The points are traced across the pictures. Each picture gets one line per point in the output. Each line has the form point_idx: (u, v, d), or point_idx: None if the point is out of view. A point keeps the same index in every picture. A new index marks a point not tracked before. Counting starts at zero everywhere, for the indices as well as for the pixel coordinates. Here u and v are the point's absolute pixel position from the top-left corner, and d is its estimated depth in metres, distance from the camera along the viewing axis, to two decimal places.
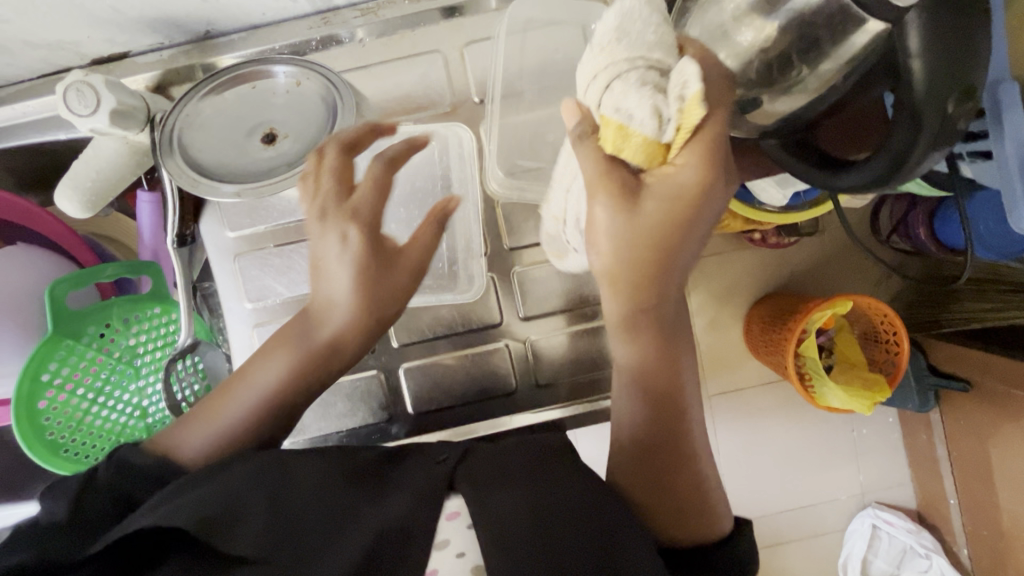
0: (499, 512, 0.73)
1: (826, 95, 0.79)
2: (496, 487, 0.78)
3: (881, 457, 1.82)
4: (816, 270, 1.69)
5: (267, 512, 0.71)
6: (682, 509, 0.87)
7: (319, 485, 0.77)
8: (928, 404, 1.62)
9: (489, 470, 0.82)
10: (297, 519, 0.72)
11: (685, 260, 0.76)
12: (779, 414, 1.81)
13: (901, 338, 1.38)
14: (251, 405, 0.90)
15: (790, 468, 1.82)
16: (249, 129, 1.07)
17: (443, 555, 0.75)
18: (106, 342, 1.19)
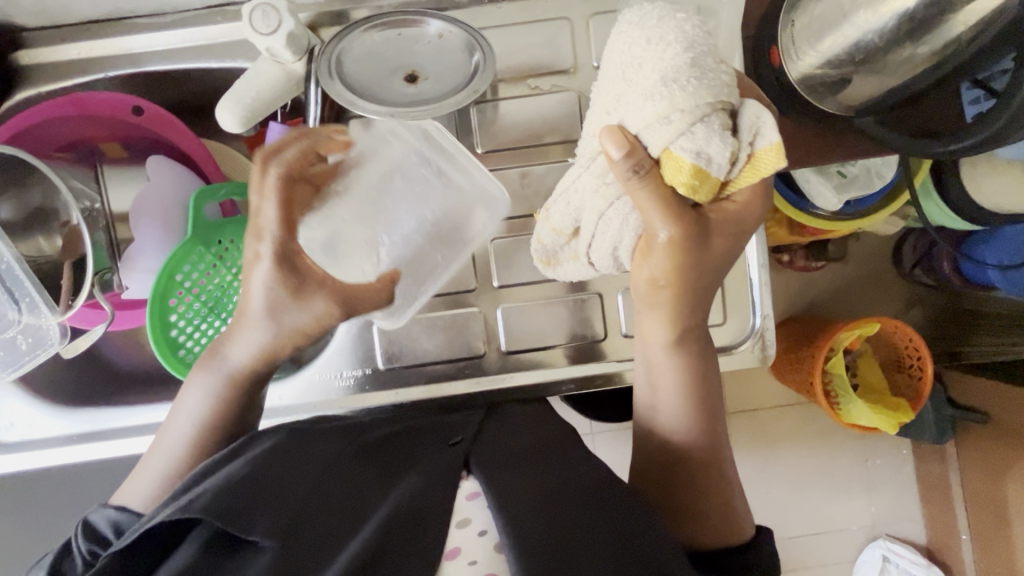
0: (506, 493, 0.57)
1: (950, 50, 0.53)
2: (501, 469, 0.63)
3: (894, 489, 1.82)
4: (839, 295, 1.74)
5: (276, 501, 0.56)
6: (709, 507, 0.67)
7: (327, 466, 0.62)
8: (945, 436, 1.63)
9: (495, 454, 0.66)
10: (316, 504, 0.57)
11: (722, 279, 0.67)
12: (797, 438, 1.81)
13: (926, 361, 1.42)
14: (178, 440, 0.64)
15: (804, 497, 1.81)
16: (397, 66, 0.66)
17: (464, 535, 0.56)
18: (232, 260, 0.71)
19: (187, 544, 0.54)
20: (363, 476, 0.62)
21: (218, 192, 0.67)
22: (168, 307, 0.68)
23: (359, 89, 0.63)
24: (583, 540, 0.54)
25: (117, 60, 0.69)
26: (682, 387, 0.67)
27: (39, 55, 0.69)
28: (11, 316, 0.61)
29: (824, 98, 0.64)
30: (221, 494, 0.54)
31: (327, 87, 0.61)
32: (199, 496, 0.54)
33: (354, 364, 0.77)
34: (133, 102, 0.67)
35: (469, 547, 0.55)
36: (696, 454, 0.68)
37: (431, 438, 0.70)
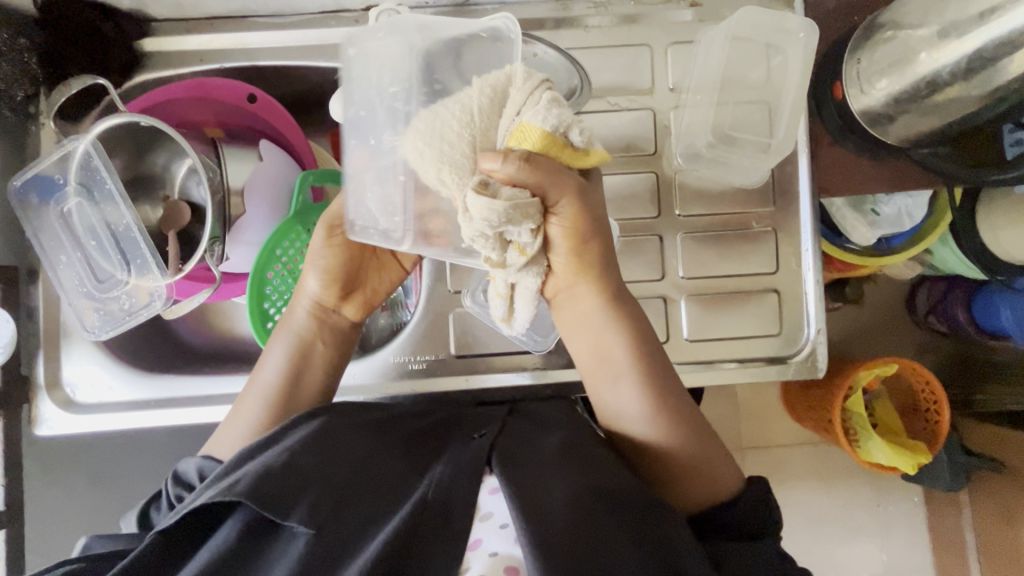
0: (516, 492, 0.57)
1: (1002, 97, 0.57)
2: (522, 465, 0.61)
3: (906, 537, 1.81)
4: (856, 338, 1.78)
5: (310, 488, 0.57)
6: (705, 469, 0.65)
7: (355, 457, 0.61)
8: (959, 483, 1.63)
9: (519, 450, 0.64)
10: (345, 496, 0.57)
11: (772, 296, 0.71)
12: (810, 478, 1.81)
13: (943, 405, 1.45)
14: (271, 385, 0.68)
15: (817, 539, 1.79)
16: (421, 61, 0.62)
17: (486, 527, 0.60)
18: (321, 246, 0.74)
19: (230, 524, 0.57)
20: (393, 469, 0.61)
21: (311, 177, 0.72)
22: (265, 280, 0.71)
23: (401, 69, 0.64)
24: (603, 548, 0.53)
25: (235, 54, 0.75)
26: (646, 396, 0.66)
27: (159, 44, 0.75)
28: (119, 276, 0.67)
29: (880, 128, 0.66)
30: (262, 479, 0.55)
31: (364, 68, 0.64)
32: (240, 479, 0.56)
33: (424, 350, 0.78)
34: (249, 90, 0.73)
35: (490, 538, 0.59)
36: (671, 441, 0.65)
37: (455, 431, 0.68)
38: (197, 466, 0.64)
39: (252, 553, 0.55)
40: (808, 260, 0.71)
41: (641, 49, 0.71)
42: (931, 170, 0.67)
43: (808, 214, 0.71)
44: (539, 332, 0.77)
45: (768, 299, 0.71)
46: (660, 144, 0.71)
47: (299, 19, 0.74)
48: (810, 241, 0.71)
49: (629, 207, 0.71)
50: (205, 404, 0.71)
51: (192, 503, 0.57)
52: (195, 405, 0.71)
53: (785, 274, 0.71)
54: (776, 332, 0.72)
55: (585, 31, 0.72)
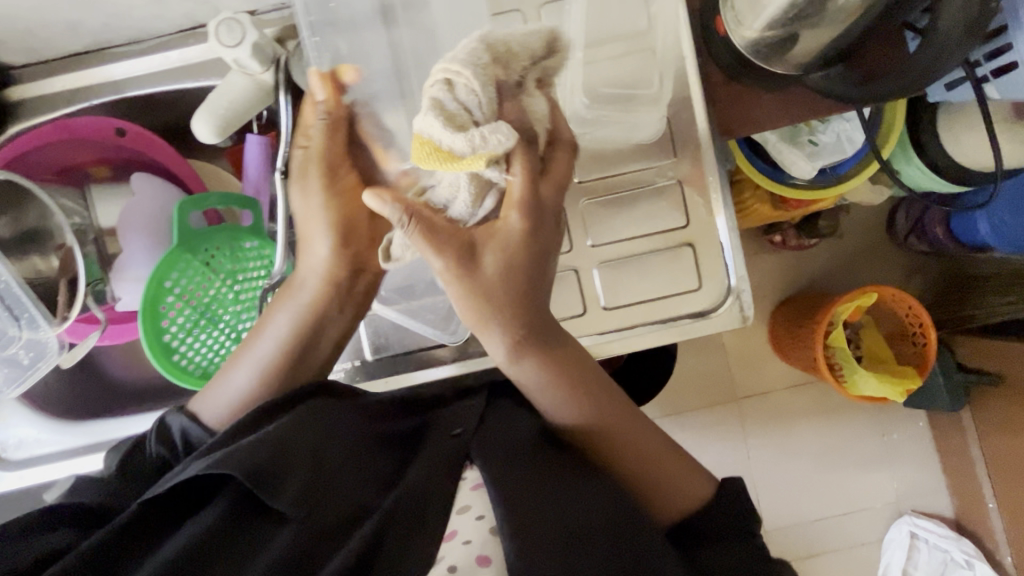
0: (500, 474, 0.55)
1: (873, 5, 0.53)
2: (501, 449, 0.59)
3: (914, 462, 1.79)
4: (837, 271, 1.74)
5: (307, 470, 0.53)
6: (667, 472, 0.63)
7: (347, 446, 0.57)
8: (958, 403, 1.60)
9: (499, 433, 0.61)
10: (331, 477, 0.54)
11: (685, 251, 0.68)
12: (808, 418, 1.79)
13: (927, 327, 1.41)
14: (269, 355, 0.64)
15: (824, 477, 1.79)
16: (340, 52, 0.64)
17: (463, 519, 0.56)
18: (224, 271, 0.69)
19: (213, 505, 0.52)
20: (381, 465, 0.58)
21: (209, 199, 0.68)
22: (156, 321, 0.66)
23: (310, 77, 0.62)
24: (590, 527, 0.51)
25: (104, 88, 0.73)
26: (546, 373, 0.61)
27: (28, 91, 0.73)
28: (10, 332, 0.67)
29: (774, 61, 0.62)
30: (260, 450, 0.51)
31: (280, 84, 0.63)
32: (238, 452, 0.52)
33: (346, 356, 0.77)
34: (118, 124, 0.72)
35: (466, 529, 0.55)
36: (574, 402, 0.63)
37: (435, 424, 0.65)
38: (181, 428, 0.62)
39: (229, 539, 0.49)
40: (718, 209, 0.68)
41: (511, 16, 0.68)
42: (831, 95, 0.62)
43: (711, 159, 0.67)
44: (445, 326, 0.75)
45: (683, 254, 0.69)
46: None
47: (158, 39, 0.71)
48: (718, 189, 0.68)
49: None
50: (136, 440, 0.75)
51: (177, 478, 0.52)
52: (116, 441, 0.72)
53: (697, 226, 0.69)
54: (695, 286, 0.69)
55: None
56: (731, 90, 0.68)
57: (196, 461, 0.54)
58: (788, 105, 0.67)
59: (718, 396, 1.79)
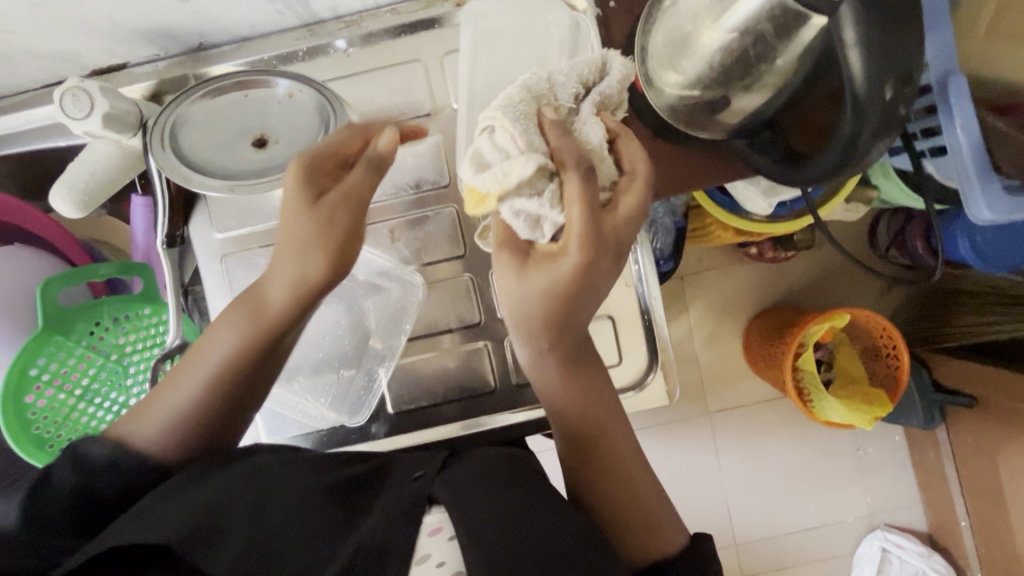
0: (479, 519, 0.45)
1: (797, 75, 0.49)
2: (477, 493, 0.49)
3: (889, 476, 1.76)
4: (815, 284, 1.68)
5: (244, 528, 0.45)
6: (651, 513, 0.55)
7: (291, 493, 0.49)
8: (933, 421, 1.56)
9: (473, 469, 0.53)
10: (270, 537, 0.45)
11: (604, 325, 0.63)
12: (781, 432, 1.76)
13: (901, 349, 1.35)
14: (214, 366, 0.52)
15: (796, 490, 1.76)
16: (244, 132, 0.57)
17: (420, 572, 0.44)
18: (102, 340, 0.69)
19: None
20: (328, 509, 0.48)
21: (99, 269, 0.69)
22: (23, 405, 0.65)
23: (201, 165, 0.54)
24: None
25: None
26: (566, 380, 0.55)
27: None
28: None
29: (698, 124, 0.56)
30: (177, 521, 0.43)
31: (160, 163, 0.52)
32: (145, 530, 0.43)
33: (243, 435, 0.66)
34: None
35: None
36: (566, 409, 0.56)
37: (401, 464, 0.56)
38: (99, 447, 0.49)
39: None
40: (639, 276, 0.64)
41: (410, 67, 0.61)
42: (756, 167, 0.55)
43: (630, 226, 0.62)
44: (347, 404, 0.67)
45: (600, 327, 0.64)
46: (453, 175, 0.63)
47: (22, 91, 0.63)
48: (639, 257, 0.63)
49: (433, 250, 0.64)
50: None
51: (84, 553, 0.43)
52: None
53: (616, 298, 0.63)
54: (615, 362, 0.64)
55: (343, 56, 0.61)
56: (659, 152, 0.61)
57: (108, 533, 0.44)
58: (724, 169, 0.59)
59: (689, 410, 1.76)
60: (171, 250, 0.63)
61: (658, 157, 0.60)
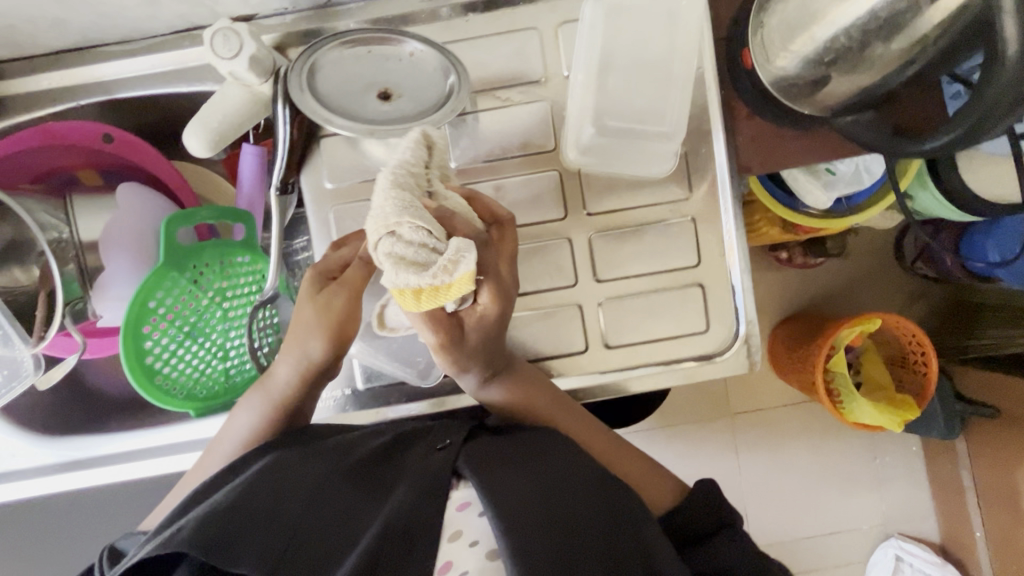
0: (500, 505, 0.50)
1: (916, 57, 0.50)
2: (496, 474, 0.53)
3: (905, 486, 1.76)
4: (843, 291, 1.67)
5: (264, 525, 0.50)
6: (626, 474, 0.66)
7: (308, 485, 0.54)
8: (954, 433, 1.55)
9: (490, 446, 0.57)
10: (299, 522, 0.50)
11: (695, 292, 0.66)
12: (801, 439, 1.75)
13: (931, 356, 1.37)
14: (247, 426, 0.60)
15: (811, 496, 1.75)
16: (369, 84, 0.59)
17: (457, 546, 0.51)
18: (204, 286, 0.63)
19: None
20: (348, 493, 0.53)
21: (199, 213, 0.62)
22: (142, 349, 0.60)
23: (338, 108, 0.56)
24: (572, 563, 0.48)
25: (93, 88, 0.64)
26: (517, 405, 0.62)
27: (8, 88, 0.63)
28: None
29: (800, 98, 0.59)
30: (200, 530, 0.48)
31: (299, 103, 0.55)
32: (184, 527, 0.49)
33: (339, 382, 0.70)
34: (103, 129, 0.61)
35: (461, 559, 0.50)
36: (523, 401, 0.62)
37: (420, 439, 0.61)
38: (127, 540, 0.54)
39: None
40: (733, 247, 0.65)
41: (527, 34, 0.63)
42: (862, 144, 0.57)
43: (727, 197, 0.64)
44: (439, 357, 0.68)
45: (690, 294, 0.66)
46: (558, 138, 0.64)
47: (165, 31, 0.62)
48: (733, 228, 0.65)
49: (534, 211, 0.65)
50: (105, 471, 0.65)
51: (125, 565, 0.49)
52: (134, 460, 0.65)
53: (708, 267, 0.66)
54: (703, 328, 0.66)
55: (462, 19, 0.64)
56: (759, 130, 0.64)
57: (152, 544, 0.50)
58: (818, 144, 0.64)
59: (709, 410, 1.74)
60: (282, 196, 0.63)
61: (762, 136, 0.64)
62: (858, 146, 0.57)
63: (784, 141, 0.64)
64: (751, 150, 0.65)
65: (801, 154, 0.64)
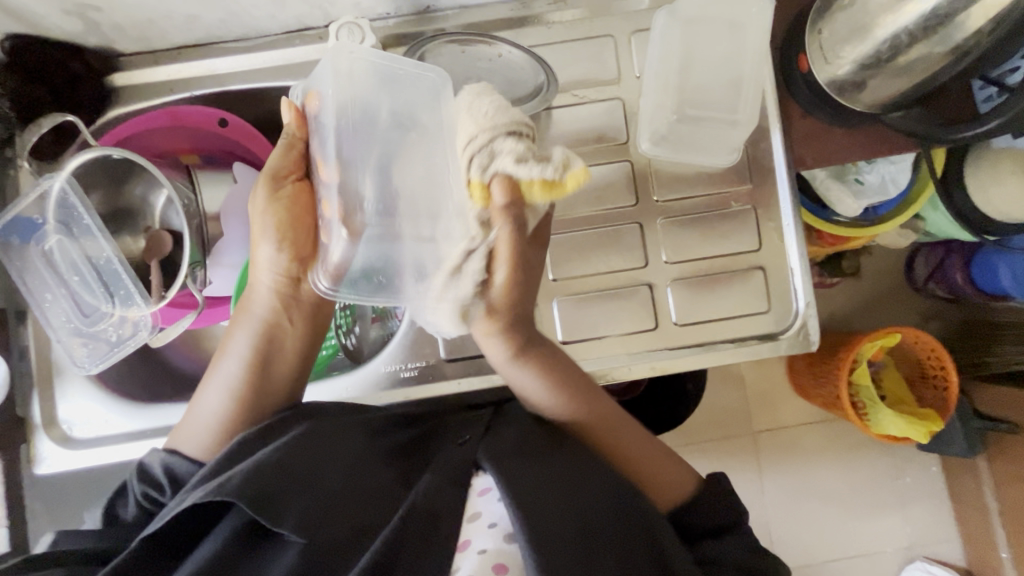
0: (526, 485, 0.49)
1: (959, 57, 0.56)
2: (521, 457, 0.53)
3: (925, 510, 1.47)
4: (870, 306, 1.51)
5: (304, 490, 0.48)
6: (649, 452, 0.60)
7: (344, 455, 0.51)
8: (975, 449, 1.35)
9: (521, 435, 0.56)
10: (335, 494, 0.48)
11: (756, 276, 0.70)
12: (830, 459, 1.47)
13: (951, 369, 1.29)
14: (235, 372, 0.58)
15: (841, 522, 1.46)
16: (465, 79, 0.66)
17: (474, 527, 0.50)
18: None
19: (216, 533, 0.48)
20: (382, 469, 0.52)
21: None
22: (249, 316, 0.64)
23: None
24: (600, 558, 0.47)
25: (207, 81, 0.70)
26: (546, 380, 0.59)
27: (131, 77, 0.69)
28: (104, 309, 0.62)
29: (849, 96, 0.66)
30: (247, 480, 0.46)
31: None
32: (231, 478, 0.47)
33: (416, 355, 0.71)
34: (221, 114, 0.67)
35: (479, 537, 0.50)
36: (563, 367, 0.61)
37: (446, 430, 0.59)
38: (164, 462, 0.54)
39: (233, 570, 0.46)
40: (790, 234, 0.71)
41: (604, 40, 0.71)
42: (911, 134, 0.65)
43: (784, 187, 0.70)
44: None
45: (754, 276, 0.70)
46: (630, 131, 0.71)
47: (281, 32, 0.69)
48: (790, 215, 0.70)
49: (607, 197, 0.71)
50: None
51: (171, 510, 0.47)
52: None
53: (769, 250, 0.71)
54: (765, 308, 0.71)
55: (546, 28, 0.71)
56: (810, 129, 0.72)
57: (197, 487, 0.49)
58: (861, 140, 0.71)
59: (735, 427, 1.47)
60: None
61: (812, 135, 0.72)
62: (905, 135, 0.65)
63: (833, 137, 0.71)
64: (801, 148, 0.72)
65: (846, 151, 0.71)
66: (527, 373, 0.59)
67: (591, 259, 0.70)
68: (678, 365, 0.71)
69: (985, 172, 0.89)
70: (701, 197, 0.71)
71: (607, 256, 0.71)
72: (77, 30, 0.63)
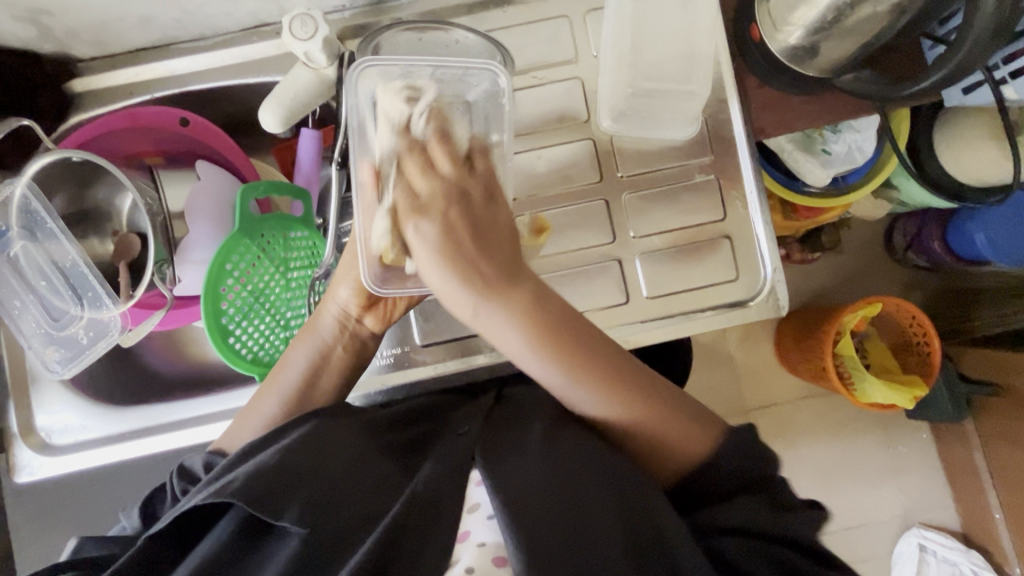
0: (526, 482, 0.49)
1: (899, 15, 0.58)
2: (518, 453, 0.53)
3: (918, 477, 1.48)
4: (851, 278, 1.52)
5: (303, 488, 0.48)
6: (673, 435, 0.56)
7: (348, 454, 0.51)
8: (961, 413, 1.36)
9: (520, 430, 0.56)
10: (335, 491, 0.48)
11: (723, 245, 0.71)
12: (820, 432, 1.49)
13: (933, 336, 1.29)
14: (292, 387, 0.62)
15: (836, 493, 1.47)
16: None
17: (474, 518, 0.51)
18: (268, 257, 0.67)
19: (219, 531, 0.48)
20: (382, 467, 0.52)
21: (259, 188, 0.65)
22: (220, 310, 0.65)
23: None
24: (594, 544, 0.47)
25: (167, 83, 0.70)
26: (539, 353, 0.53)
27: (91, 82, 0.70)
28: (73, 312, 0.62)
29: (803, 62, 0.67)
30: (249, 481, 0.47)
31: None
32: (232, 481, 0.47)
33: (392, 343, 0.71)
34: (182, 114, 0.67)
35: (479, 529, 0.51)
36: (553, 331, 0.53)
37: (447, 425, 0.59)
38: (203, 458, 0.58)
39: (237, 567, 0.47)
40: (755, 201, 0.71)
41: (559, 21, 0.72)
42: (864, 96, 0.66)
43: (745, 155, 0.71)
44: None
45: (720, 245, 0.71)
46: (590, 109, 0.72)
47: (237, 30, 0.69)
48: (753, 182, 0.71)
49: (572, 175, 0.71)
50: (181, 428, 0.67)
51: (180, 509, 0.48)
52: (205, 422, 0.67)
53: (734, 219, 0.72)
54: (734, 277, 0.72)
55: (500, 11, 0.72)
56: (766, 98, 0.73)
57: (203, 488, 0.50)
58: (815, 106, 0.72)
59: (726, 406, 1.49)
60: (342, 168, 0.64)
61: (769, 103, 0.73)
62: (857, 96, 0.66)
63: (789, 104, 0.73)
64: (758, 116, 0.73)
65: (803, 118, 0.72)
66: (505, 329, 0.53)
67: (559, 237, 0.71)
68: (653, 337, 0.72)
69: (949, 134, 0.90)
70: (664, 169, 0.72)
71: (575, 231, 0.71)
72: (31, 38, 0.64)
